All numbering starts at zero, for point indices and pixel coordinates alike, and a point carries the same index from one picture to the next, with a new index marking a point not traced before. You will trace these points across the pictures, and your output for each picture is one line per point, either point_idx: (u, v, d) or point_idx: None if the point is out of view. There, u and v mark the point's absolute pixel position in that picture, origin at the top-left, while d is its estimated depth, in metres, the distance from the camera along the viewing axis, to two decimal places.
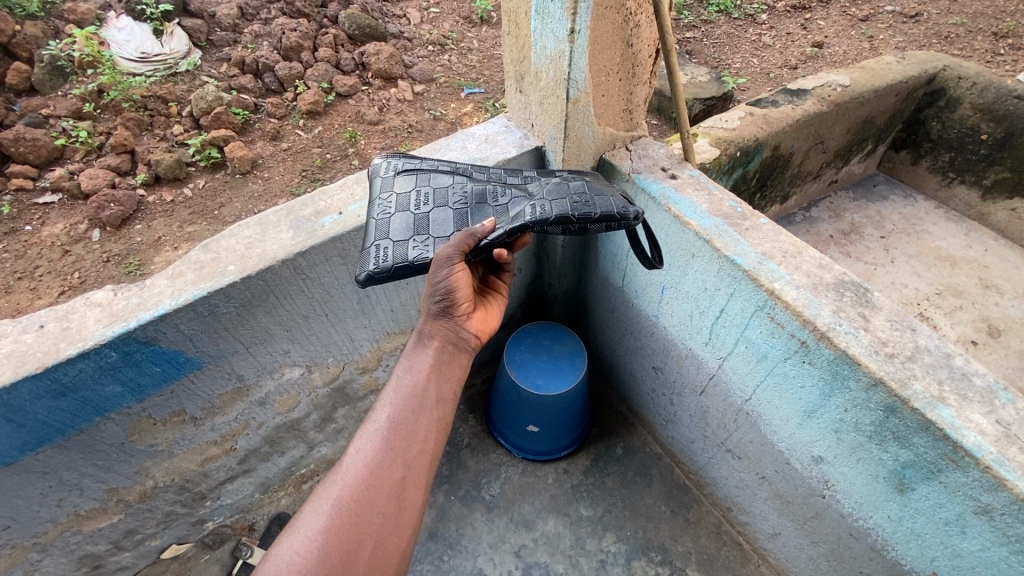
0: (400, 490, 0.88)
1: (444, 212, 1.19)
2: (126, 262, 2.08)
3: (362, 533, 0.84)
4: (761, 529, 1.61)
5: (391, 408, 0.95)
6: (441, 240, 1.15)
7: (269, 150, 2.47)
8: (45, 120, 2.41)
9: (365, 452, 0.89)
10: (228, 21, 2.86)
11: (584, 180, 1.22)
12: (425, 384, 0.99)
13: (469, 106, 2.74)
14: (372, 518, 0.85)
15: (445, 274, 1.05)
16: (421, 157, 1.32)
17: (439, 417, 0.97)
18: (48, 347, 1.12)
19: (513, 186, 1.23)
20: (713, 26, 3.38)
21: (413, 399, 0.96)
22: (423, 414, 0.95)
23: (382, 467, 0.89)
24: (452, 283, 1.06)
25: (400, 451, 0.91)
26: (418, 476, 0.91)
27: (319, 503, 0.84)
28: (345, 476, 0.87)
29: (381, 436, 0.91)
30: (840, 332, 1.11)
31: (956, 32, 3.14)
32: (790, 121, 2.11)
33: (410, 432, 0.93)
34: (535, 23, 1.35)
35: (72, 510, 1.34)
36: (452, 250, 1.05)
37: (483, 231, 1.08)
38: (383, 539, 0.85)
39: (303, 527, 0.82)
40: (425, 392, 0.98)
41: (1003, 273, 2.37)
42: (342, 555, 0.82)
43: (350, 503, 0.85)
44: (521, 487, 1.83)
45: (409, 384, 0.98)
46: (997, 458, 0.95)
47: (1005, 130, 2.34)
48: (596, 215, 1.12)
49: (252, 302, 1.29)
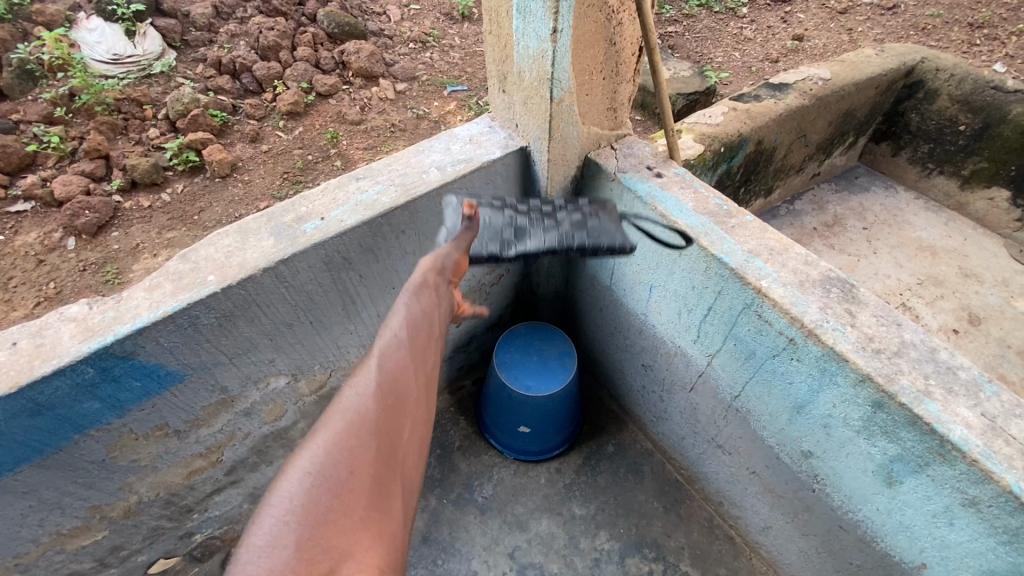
0: (425, 394, 0.85)
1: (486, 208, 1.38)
2: (104, 271, 2.03)
3: (400, 419, 0.79)
4: (753, 522, 1.62)
5: (407, 324, 0.93)
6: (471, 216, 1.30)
7: (248, 153, 2.43)
8: (15, 126, 2.35)
9: (392, 353, 0.86)
10: (203, 20, 2.80)
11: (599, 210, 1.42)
12: (436, 312, 0.99)
13: (451, 104, 2.72)
14: (408, 407, 0.81)
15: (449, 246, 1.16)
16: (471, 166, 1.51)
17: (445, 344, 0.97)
18: (21, 365, 1.09)
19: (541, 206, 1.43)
20: (695, 20, 3.39)
21: (426, 322, 0.95)
22: (433, 332, 0.95)
23: (409, 367, 0.85)
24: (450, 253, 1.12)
25: (419, 361, 0.89)
26: (435, 388, 0.89)
27: (356, 388, 0.79)
28: (377, 368, 0.82)
29: (404, 344, 0.89)
30: (827, 328, 1.11)
31: (933, 24, 3.17)
32: (772, 116, 2.12)
33: (427, 346, 0.92)
34: (516, 21, 1.31)
35: (54, 530, 1.31)
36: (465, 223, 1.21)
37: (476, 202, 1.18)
38: (416, 427, 0.80)
39: (344, 408, 0.75)
40: (435, 321, 0.97)
41: (981, 261, 2.41)
42: (387, 434, 0.76)
43: (387, 389, 0.80)
44: (513, 488, 1.82)
45: (422, 309, 0.97)
46: (984, 451, 0.96)
47: (982, 120, 2.38)
48: (603, 246, 1.32)
49: (234, 312, 1.26)
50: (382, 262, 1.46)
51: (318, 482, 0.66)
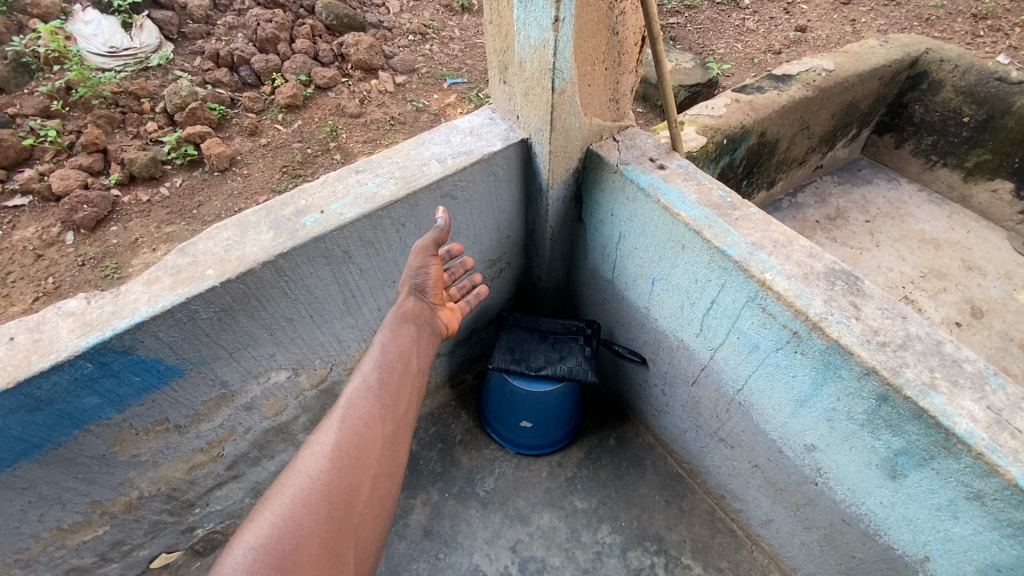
0: (390, 441, 0.95)
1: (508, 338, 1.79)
2: (103, 266, 2.02)
3: (360, 476, 0.89)
4: (755, 515, 1.62)
5: (377, 370, 1.03)
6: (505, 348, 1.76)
7: (247, 146, 2.41)
8: (11, 119, 2.32)
9: (358, 405, 0.96)
10: (200, 12, 2.78)
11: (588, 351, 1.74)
12: (407, 353, 1.09)
13: (452, 96, 2.70)
14: (368, 462, 0.91)
15: (418, 262, 1.24)
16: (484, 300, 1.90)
17: (417, 387, 1.06)
18: (18, 361, 1.08)
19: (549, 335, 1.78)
20: (697, 11, 3.36)
21: (398, 366, 1.06)
22: (407, 381, 1.04)
23: (374, 421, 0.95)
24: (427, 270, 1.24)
25: (388, 408, 0.99)
26: (405, 432, 0.98)
27: (316, 447, 0.89)
28: (340, 425, 0.93)
29: (370, 394, 0.99)
30: (831, 321, 1.11)
31: (937, 15, 3.14)
32: (776, 107, 2.10)
33: (395, 401, 1.00)
34: (517, 11, 1.29)
35: (56, 525, 1.31)
36: (427, 241, 1.24)
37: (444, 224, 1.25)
38: (378, 481, 0.91)
39: (303, 470, 0.86)
40: (408, 361, 1.07)
41: (984, 254, 2.40)
42: (341, 496, 0.86)
43: (346, 446, 0.90)
44: (515, 482, 1.82)
45: (393, 352, 1.07)
46: (989, 445, 0.95)
47: (987, 112, 2.36)
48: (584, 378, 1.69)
49: (234, 306, 1.25)
50: (383, 256, 1.45)
51: (267, 551, 0.77)
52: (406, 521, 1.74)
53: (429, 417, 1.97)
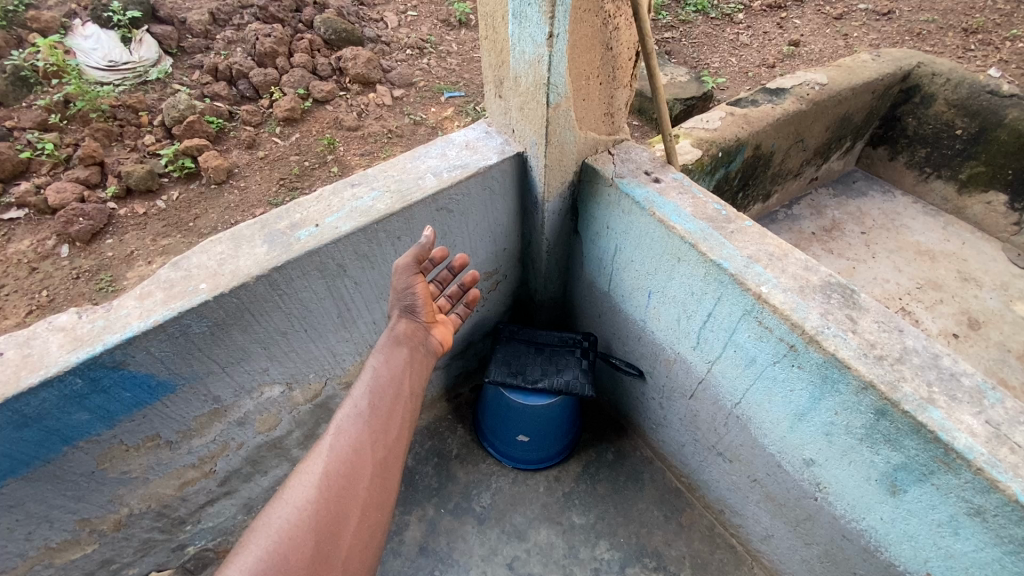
0: (380, 469, 0.93)
1: (506, 349, 1.78)
2: (96, 278, 2.01)
3: (349, 507, 0.88)
4: (755, 531, 1.60)
5: (368, 395, 1.02)
6: (502, 360, 1.75)
7: (245, 159, 2.42)
8: (9, 133, 2.33)
9: (348, 433, 0.95)
10: (199, 27, 2.80)
11: (584, 364, 1.72)
12: (399, 376, 1.07)
13: (449, 110, 2.72)
14: (356, 491, 0.89)
15: (404, 281, 1.20)
16: (479, 310, 1.87)
17: (409, 410, 1.04)
18: (6, 377, 1.06)
19: (546, 347, 1.77)
20: (691, 26, 3.40)
21: (390, 389, 1.04)
22: (399, 405, 1.03)
23: (365, 449, 0.94)
24: (414, 289, 1.21)
25: (380, 433, 0.97)
26: (397, 458, 0.97)
27: (305, 477, 0.88)
28: (328, 454, 0.91)
29: (361, 420, 0.97)
30: (828, 335, 1.10)
31: (928, 29, 3.18)
32: (769, 120, 2.11)
33: (387, 427, 0.98)
34: (512, 26, 1.30)
35: (43, 543, 1.28)
36: (409, 260, 1.20)
37: (429, 242, 1.20)
38: (368, 511, 0.89)
39: (289, 502, 0.84)
40: (400, 384, 1.06)
41: (980, 265, 2.40)
42: (328, 528, 0.84)
43: (335, 475, 0.89)
44: (511, 497, 1.80)
45: (385, 376, 1.06)
46: (988, 460, 0.94)
47: (979, 125, 2.37)
48: (579, 391, 1.67)
49: (227, 321, 1.24)
50: (378, 269, 1.45)
51: None
52: (401, 538, 1.71)
53: (425, 431, 1.95)
